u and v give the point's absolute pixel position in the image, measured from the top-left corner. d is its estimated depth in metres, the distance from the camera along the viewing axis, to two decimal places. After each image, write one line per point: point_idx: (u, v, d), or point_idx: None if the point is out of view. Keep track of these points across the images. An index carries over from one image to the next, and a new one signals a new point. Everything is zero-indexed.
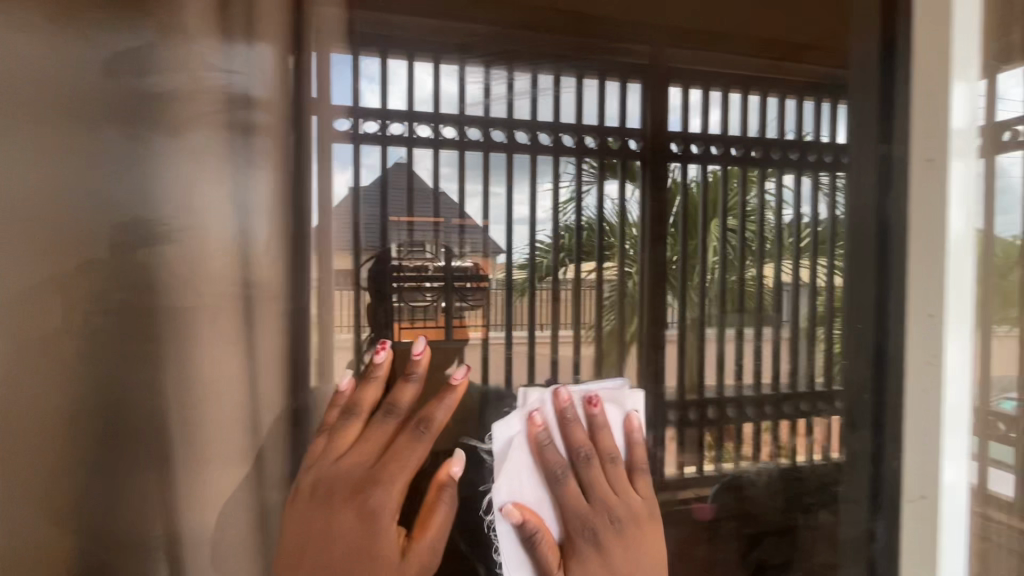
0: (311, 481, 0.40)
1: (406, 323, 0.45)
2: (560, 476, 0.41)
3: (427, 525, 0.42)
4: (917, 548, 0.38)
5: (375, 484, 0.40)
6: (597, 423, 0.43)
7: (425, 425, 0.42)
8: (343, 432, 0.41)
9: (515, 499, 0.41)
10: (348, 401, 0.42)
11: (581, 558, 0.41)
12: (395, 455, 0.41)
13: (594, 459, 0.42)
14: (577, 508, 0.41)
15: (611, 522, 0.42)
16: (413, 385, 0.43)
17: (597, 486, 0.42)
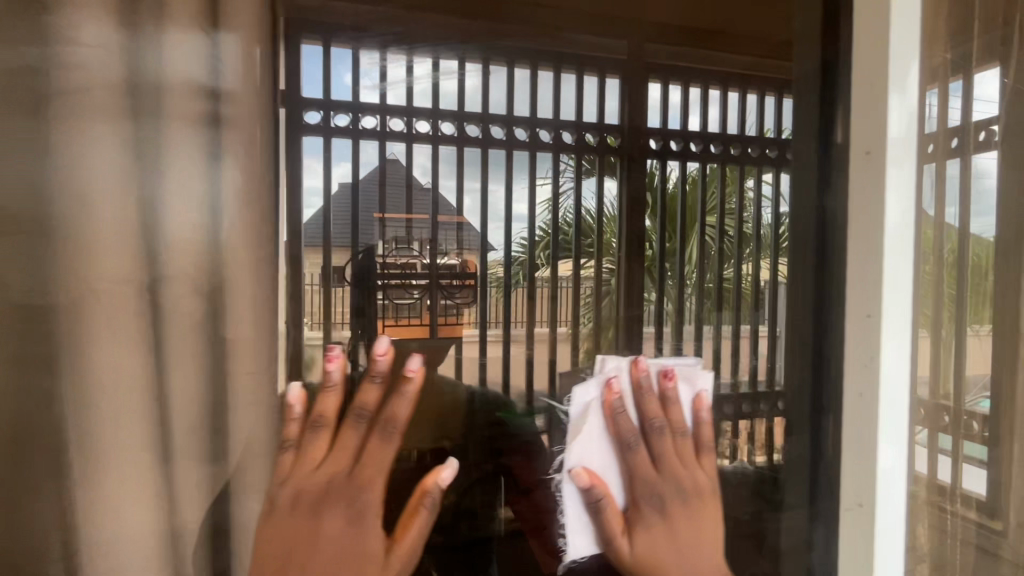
0: (289, 494, 0.38)
1: (389, 319, 0.45)
2: (631, 443, 0.44)
3: (409, 527, 0.43)
4: (858, 533, 0.40)
5: (353, 495, 0.39)
6: (671, 398, 0.47)
7: (392, 424, 0.42)
8: (314, 441, 0.39)
9: (584, 463, 0.45)
10: (317, 411, 0.40)
11: (645, 522, 0.44)
12: (369, 459, 0.40)
13: (665, 431, 0.45)
14: (643, 476, 0.44)
15: (674, 493, 0.45)
16: (377, 385, 0.42)
17: (666, 456, 0.45)
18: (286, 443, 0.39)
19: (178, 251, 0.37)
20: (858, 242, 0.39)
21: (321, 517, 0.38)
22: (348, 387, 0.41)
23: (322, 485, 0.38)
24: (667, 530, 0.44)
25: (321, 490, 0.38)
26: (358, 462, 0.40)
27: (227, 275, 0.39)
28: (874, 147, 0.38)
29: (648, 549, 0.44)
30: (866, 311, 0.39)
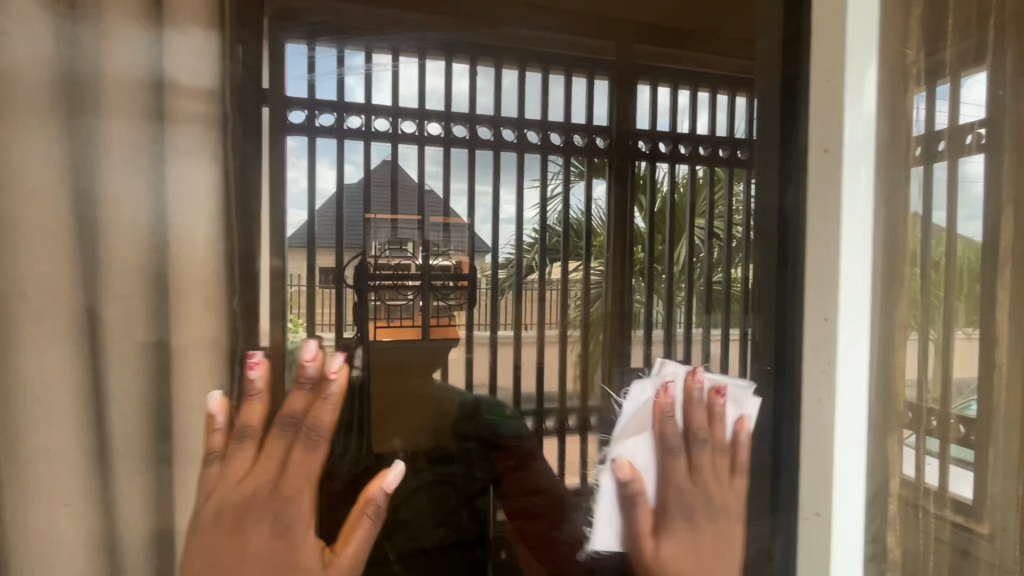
0: (213, 509, 0.36)
1: (381, 319, 0.67)
2: (672, 449, 0.45)
3: (347, 542, 0.41)
4: (818, 543, 0.43)
5: (282, 499, 0.38)
6: (717, 413, 0.46)
7: (316, 431, 0.41)
8: (238, 454, 0.37)
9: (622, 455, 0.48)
10: (241, 422, 0.38)
11: (671, 527, 0.45)
12: (294, 471, 0.39)
13: (706, 444, 0.45)
14: (677, 484, 0.45)
15: (704, 506, 0.45)
16: (304, 390, 0.41)
17: (703, 468, 0.45)
18: (211, 456, 0.37)
19: (115, 249, 0.36)
20: (819, 249, 0.41)
21: (243, 533, 0.36)
22: (274, 395, 0.39)
23: (244, 496, 0.36)
24: (689, 539, 0.45)
25: (241, 500, 0.36)
26: (284, 472, 0.38)
27: (169, 274, 0.38)
28: (830, 146, 0.41)
29: (672, 555, 0.45)
30: (825, 314, 0.41)
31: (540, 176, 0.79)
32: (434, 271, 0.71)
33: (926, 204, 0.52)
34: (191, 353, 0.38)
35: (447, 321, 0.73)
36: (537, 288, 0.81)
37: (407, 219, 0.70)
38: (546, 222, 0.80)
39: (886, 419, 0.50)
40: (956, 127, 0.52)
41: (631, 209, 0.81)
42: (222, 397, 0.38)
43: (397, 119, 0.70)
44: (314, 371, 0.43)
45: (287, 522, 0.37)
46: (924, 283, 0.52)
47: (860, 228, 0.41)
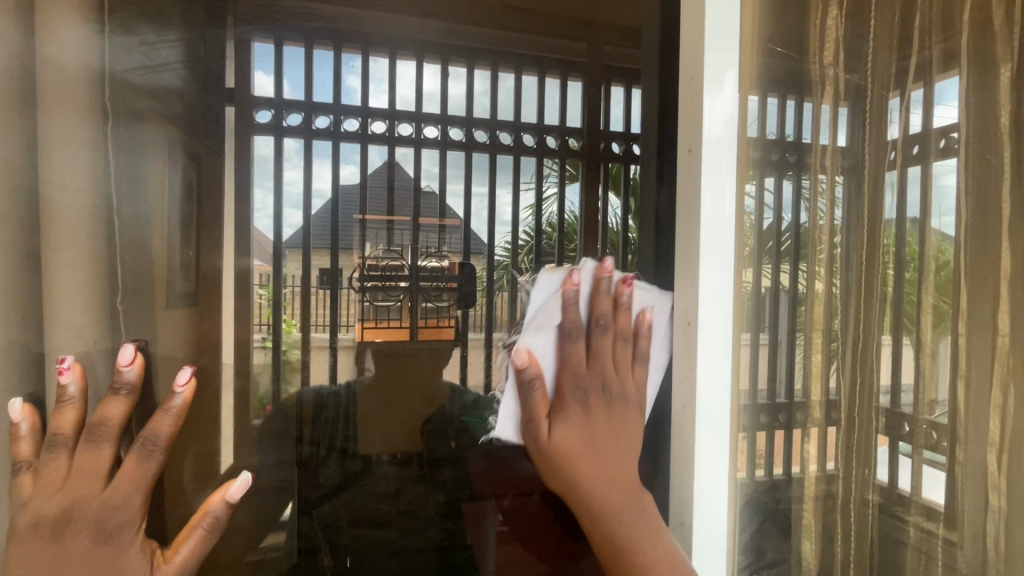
0: (29, 521, 0.49)
1: (369, 322, 0.78)
2: (575, 335, 0.63)
3: (178, 549, 0.55)
4: (682, 541, 0.66)
5: (109, 508, 0.51)
6: (622, 302, 0.66)
7: (154, 441, 0.54)
8: (53, 461, 0.51)
9: (530, 350, 0.65)
10: (53, 429, 0.52)
11: (568, 409, 0.63)
12: (125, 475, 0.52)
13: (608, 328, 0.64)
14: (576, 367, 0.63)
15: (598, 390, 0.63)
16: (121, 396, 0.54)
17: (600, 354, 0.64)
18: (20, 464, 0.51)
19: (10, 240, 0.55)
20: (688, 221, 0.67)
21: (66, 539, 0.50)
22: (85, 402, 0.54)
23: (58, 508, 0.50)
24: (584, 420, 0.63)
25: (54, 514, 0.50)
26: (110, 479, 0.52)
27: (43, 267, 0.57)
28: (691, 146, 0.67)
29: (560, 433, 0.63)
30: (688, 319, 0.66)
31: (513, 181, 0.78)
32: (422, 273, 0.77)
33: (900, 204, 0.66)
34: (60, 329, 0.57)
35: (429, 320, 0.79)
36: (508, 292, 0.76)
37: (377, 219, 0.76)
38: (518, 229, 0.77)
39: (806, 417, 0.71)
40: (925, 132, 0.65)
41: (603, 206, 0.77)
42: (29, 402, 0.53)
43: (393, 121, 0.78)
44: (133, 384, 0.56)
45: (113, 527, 0.51)
46: (900, 298, 0.67)
47: (716, 232, 0.65)
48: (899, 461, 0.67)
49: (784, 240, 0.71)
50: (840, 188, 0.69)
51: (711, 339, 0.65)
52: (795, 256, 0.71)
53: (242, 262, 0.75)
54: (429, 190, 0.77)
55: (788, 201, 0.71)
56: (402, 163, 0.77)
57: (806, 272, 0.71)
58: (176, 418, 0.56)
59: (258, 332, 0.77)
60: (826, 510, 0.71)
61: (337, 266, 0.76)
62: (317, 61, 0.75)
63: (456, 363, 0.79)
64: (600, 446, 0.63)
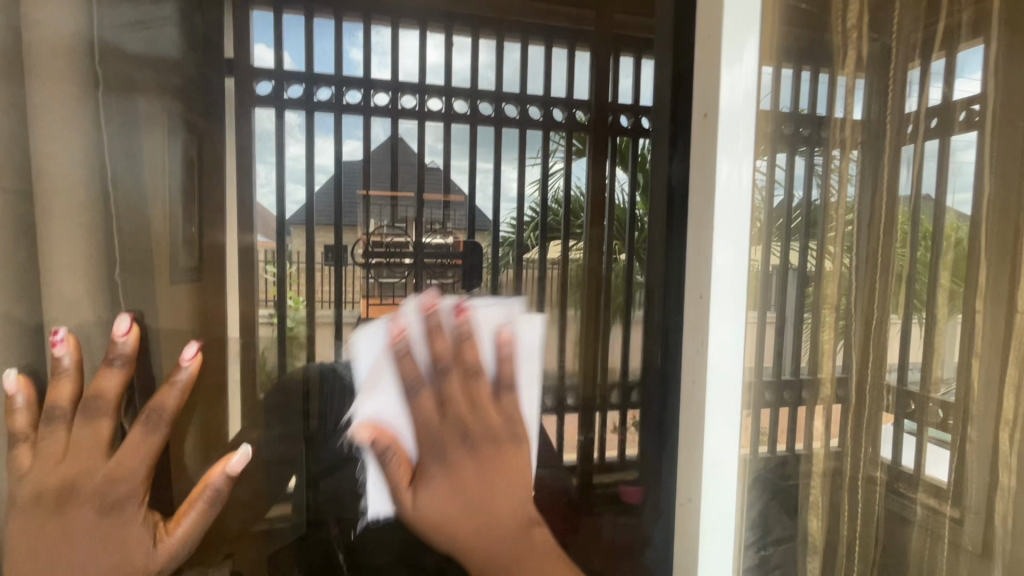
0: (32, 490, 0.58)
1: (374, 298, 0.72)
2: (417, 391, 0.66)
3: (179, 521, 0.64)
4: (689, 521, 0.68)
5: (110, 483, 0.60)
6: (451, 342, 0.69)
7: (159, 412, 0.63)
8: (53, 430, 0.59)
9: (377, 416, 0.68)
10: (49, 401, 0.59)
11: (429, 472, 0.66)
12: (127, 446, 0.62)
13: (456, 372, 0.67)
14: (428, 423, 0.66)
15: (459, 441, 0.66)
16: (115, 368, 0.62)
17: (454, 405, 0.67)
18: (20, 432, 0.59)
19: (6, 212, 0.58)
20: (699, 192, 0.65)
21: (71, 507, 0.59)
22: (80, 374, 0.61)
23: (65, 479, 0.59)
24: (449, 479, 0.66)
25: (59, 483, 0.58)
26: (113, 448, 0.61)
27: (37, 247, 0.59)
28: (706, 111, 0.64)
29: (425, 495, 0.67)
30: (699, 293, 0.66)
31: (519, 156, 0.76)
32: (428, 250, 0.73)
33: (916, 182, 0.67)
34: (55, 305, 0.60)
35: (437, 296, 0.72)
36: (515, 270, 0.75)
37: (381, 196, 0.73)
38: (524, 206, 0.76)
39: (818, 391, 0.70)
40: (946, 104, 0.66)
41: (609, 182, 0.76)
42: (22, 374, 0.59)
43: (395, 94, 0.73)
44: (128, 357, 0.63)
45: (119, 497, 0.60)
46: (911, 274, 0.68)
47: (735, 209, 0.64)
48: (904, 438, 0.70)
49: (796, 216, 0.69)
50: (854, 164, 0.68)
51: (721, 313, 0.65)
52: (805, 232, 0.69)
53: (246, 237, 0.71)
54: (434, 166, 0.74)
55: (799, 176, 0.68)
56: (405, 138, 0.73)
57: (816, 251, 0.69)
58: (180, 391, 0.65)
59: (263, 308, 0.72)
60: (834, 486, 0.71)
61: (341, 242, 0.72)
62: (317, 31, 0.71)
63: None
64: (470, 501, 0.67)
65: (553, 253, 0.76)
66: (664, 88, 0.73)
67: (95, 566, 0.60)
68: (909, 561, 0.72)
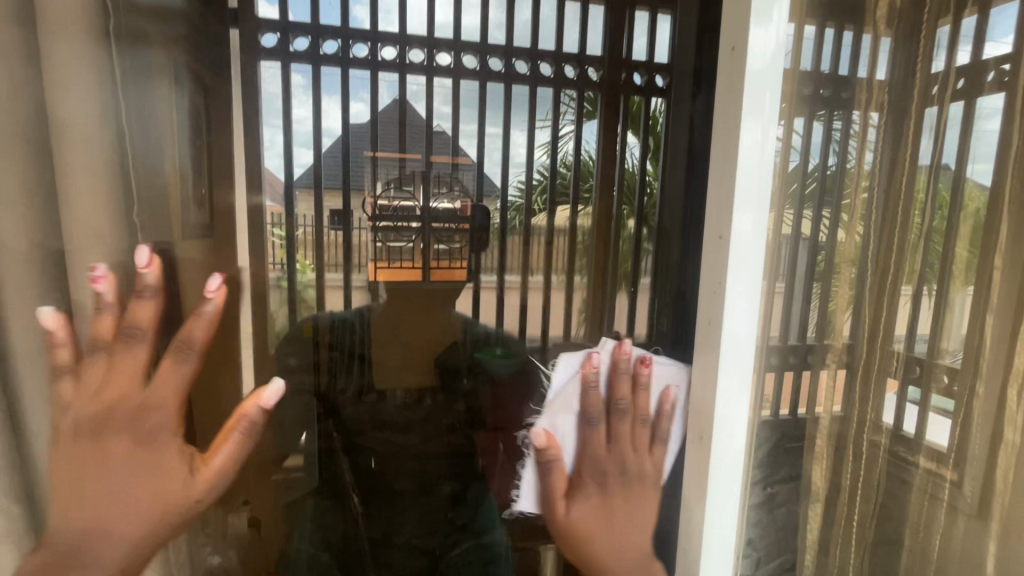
0: (71, 421, 0.50)
1: (382, 263, 0.93)
2: (592, 424, 0.68)
3: (213, 458, 0.59)
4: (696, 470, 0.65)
5: (153, 408, 0.53)
6: (639, 383, 0.69)
7: (188, 344, 0.57)
8: (91, 365, 0.50)
9: (551, 429, 0.72)
10: (92, 334, 0.51)
11: (586, 491, 0.69)
12: (161, 376, 0.54)
13: (626, 413, 0.68)
14: (594, 454, 0.68)
15: (615, 474, 0.68)
16: (147, 299, 0.53)
17: (620, 440, 0.68)
18: (62, 368, 0.50)
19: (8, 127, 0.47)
20: (724, 143, 0.60)
21: (105, 441, 0.50)
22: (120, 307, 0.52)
23: (102, 410, 0.50)
24: (600, 500, 0.68)
25: (95, 416, 0.50)
26: (149, 376, 0.53)
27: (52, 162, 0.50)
28: (734, 44, 0.58)
29: (577, 510, 0.70)
30: (719, 235, 0.61)
31: (529, 119, 0.86)
32: (434, 218, 0.92)
33: (938, 144, 0.64)
34: (81, 224, 0.52)
35: (440, 259, 0.95)
36: (522, 236, 0.92)
37: (388, 158, 0.89)
38: (533, 168, 0.88)
39: (826, 356, 0.68)
40: (976, 64, 0.62)
41: (623, 140, 0.78)
42: (60, 311, 0.50)
43: (404, 48, 0.85)
44: (155, 285, 0.55)
45: (151, 430, 0.52)
46: (924, 231, 0.65)
47: (756, 183, 0.59)
48: (907, 408, 0.67)
49: (811, 181, 0.66)
50: (873, 129, 0.65)
51: (743, 263, 0.60)
52: (819, 200, 0.66)
53: (254, 199, 0.79)
54: (441, 131, 0.89)
55: (817, 143, 0.65)
56: (413, 102, 0.87)
57: (830, 218, 0.67)
58: (206, 321, 0.61)
59: (274, 270, 0.83)
60: (838, 449, 0.69)
61: (348, 207, 0.89)
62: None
63: (470, 299, 0.99)
64: (616, 523, 0.69)
65: (560, 215, 0.88)
66: (688, 36, 0.66)
67: (132, 506, 0.51)
68: (907, 524, 0.69)
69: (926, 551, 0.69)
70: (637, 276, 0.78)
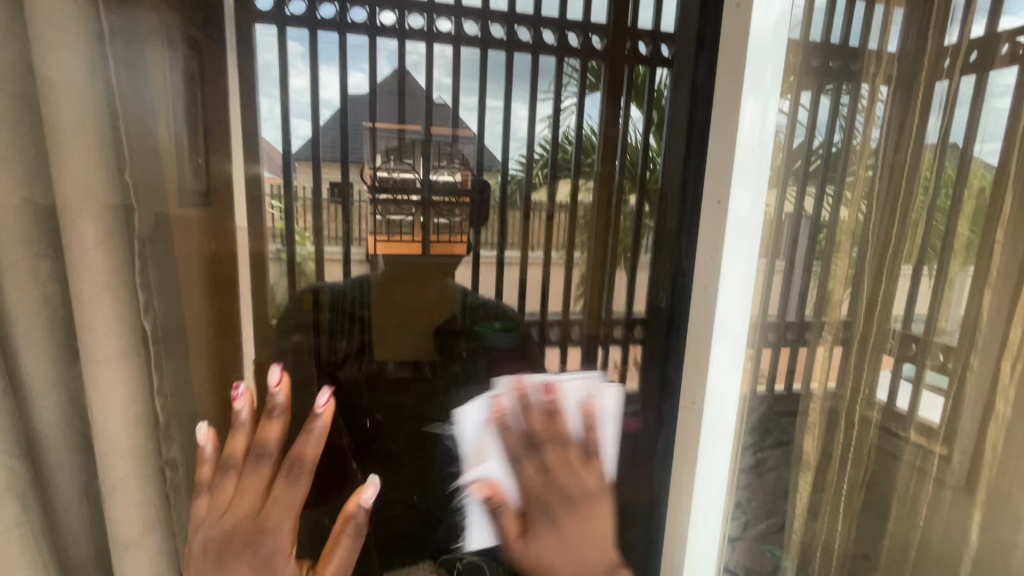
0: (201, 541, 0.51)
1: (382, 236, 0.81)
2: (519, 459, 0.66)
3: (330, 560, 0.56)
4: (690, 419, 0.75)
5: (264, 532, 0.52)
6: (542, 413, 0.71)
7: (299, 463, 0.55)
8: (222, 484, 0.53)
9: (487, 475, 0.73)
10: (227, 451, 0.55)
11: (537, 526, 0.61)
12: (277, 501, 0.53)
13: (552, 440, 0.66)
14: (530, 486, 0.63)
15: (561, 501, 0.62)
16: (276, 419, 0.57)
17: (552, 465, 0.64)
18: (201, 485, 0.54)
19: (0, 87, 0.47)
20: (724, 105, 0.69)
21: (226, 568, 0.50)
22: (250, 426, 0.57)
23: (229, 528, 0.51)
24: (557, 532, 0.61)
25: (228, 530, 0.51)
26: (268, 493, 0.53)
27: (41, 119, 0.48)
28: (741, 2, 0.66)
29: (536, 548, 0.61)
30: (719, 200, 0.69)
31: (531, 87, 0.79)
32: (437, 189, 0.80)
33: (946, 122, 0.61)
34: (68, 174, 0.48)
35: (442, 235, 0.83)
36: (522, 212, 0.83)
37: (387, 127, 0.77)
38: (534, 143, 0.81)
39: (820, 329, 0.69)
40: (989, 37, 0.59)
41: (626, 114, 0.79)
42: (211, 427, 0.59)
43: (402, 11, 0.74)
44: (280, 408, 0.59)
45: (267, 553, 0.51)
46: (928, 211, 0.63)
47: (756, 150, 0.67)
48: (902, 386, 0.67)
49: (815, 158, 0.67)
50: (881, 105, 0.64)
51: (740, 230, 0.68)
52: (822, 177, 0.67)
53: (252, 168, 0.75)
54: (442, 103, 0.78)
55: (823, 120, 0.66)
56: (412, 71, 0.76)
57: (833, 197, 0.67)
58: (317, 441, 0.59)
59: (272, 242, 0.77)
60: (830, 423, 0.71)
61: (347, 180, 0.78)
62: None
63: (470, 273, 0.85)
64: (580, 553, 0.60)
65: (562, 190, 0.82)
66: (692, 12, 0.73)
67: None
68: (894, 494, 0.70)
69: (912, 522, 0.70)
70: (637, 249, 0.82)
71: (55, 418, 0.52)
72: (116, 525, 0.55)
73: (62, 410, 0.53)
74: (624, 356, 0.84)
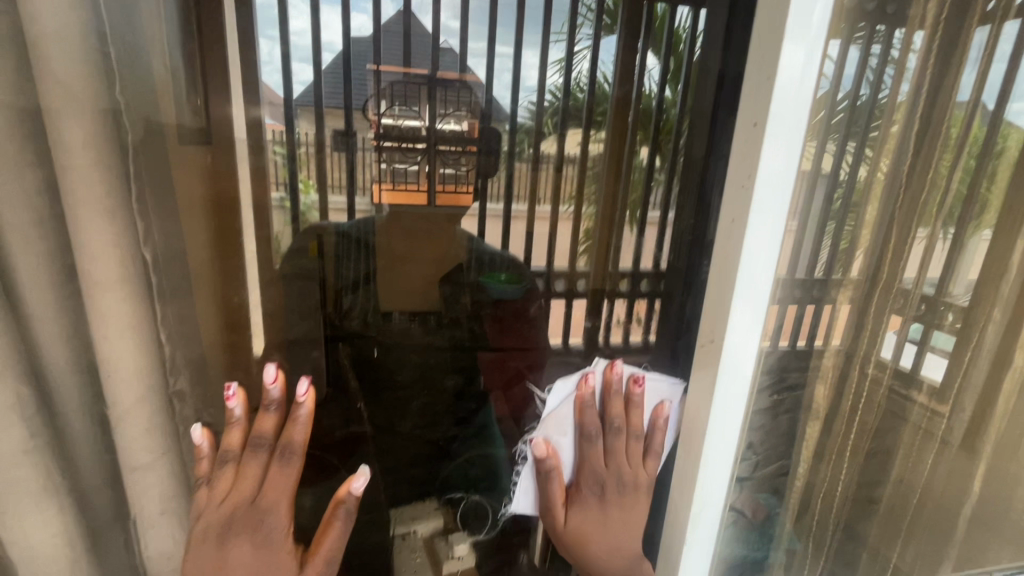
0: (202, 527, 0.56)
1: (387, 185, 0.84)
2: (591, 438, 0.67)
3: (323, 540, 0.60)
4: (706, 362, 0.61)
5: (263, 513, 0.56)
6: (635, 401, 0.68)
7: (290, 448, 0.59)
8: (221, 474, 0.57)
9: (552, 437, 0.70)
10: (223, 447, 0.57)
11: (583, 500, 0.68)
12: (270, 485, 0.57)
13: (620, 430, 0.67)
14: (594, 465, 0.67)
15: (613, 485, 0.67)
16: (271, 413, 0.59)
17: (616, 452, 0.67)
18: (200, 479, 0.57)
19: None
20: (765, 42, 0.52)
21: (228, 546, 0.55)
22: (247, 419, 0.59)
23: (226, 513, 0.56)
24: (599, 511, 0.68)
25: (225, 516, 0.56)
26: (263, 481, 0.57)
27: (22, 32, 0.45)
28: None
29: (577, 518, 0.68)
30: (754, 121, 0.53)
31: (544, 29, 0.76)
32: (440, 137, 0.82)
33: (980, 74, 0.57)
34: (50, 86, 0.46)
35: (446, 184, 0.85)
36: (529, 166, 0.83)
37: (393, 71, 0.78)
38: (544, 90, 0.79)
39: (842, 285, 0.62)
40: None
41: (642, 57, 0.74)
42: (206, 426, 0.58)
43: None
44: (277, 398, 0.60)
45: (266, 531, 0.56)
46: (952, 171, 0.60)
47: (792, 106, 0.51)
48: (906, 347, 0.65)
49: (840, 111, 0.55)
50: (914, 56, 0.55)
51: (772, 189, 0.53)
52: (845, 131, 0.56)
53: (254, 112, 0.75)
54: (449, 48, 0.78)
55: (852, 68, 0.54)
56: (417, 13, 0.76)
57: (855, 153, 0.57)
58: (305, 426, 0.60)
59: (275, 189, 0.80)
60: (840, 380, 0.66)
61: (352, 129, 0.80)
62: None
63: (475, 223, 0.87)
64: (615, 527, 0.68)
65: (572, 141, 0.81)
66: None
67: None
68: (896, 456, 0.70)
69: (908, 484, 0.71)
70: (648, 206, 0.78)
71: (65, 352, 0.53)
72: (127, 451, 0.57)
73: (71, 344, 0.53)
74: (627, 310, 0.80)
